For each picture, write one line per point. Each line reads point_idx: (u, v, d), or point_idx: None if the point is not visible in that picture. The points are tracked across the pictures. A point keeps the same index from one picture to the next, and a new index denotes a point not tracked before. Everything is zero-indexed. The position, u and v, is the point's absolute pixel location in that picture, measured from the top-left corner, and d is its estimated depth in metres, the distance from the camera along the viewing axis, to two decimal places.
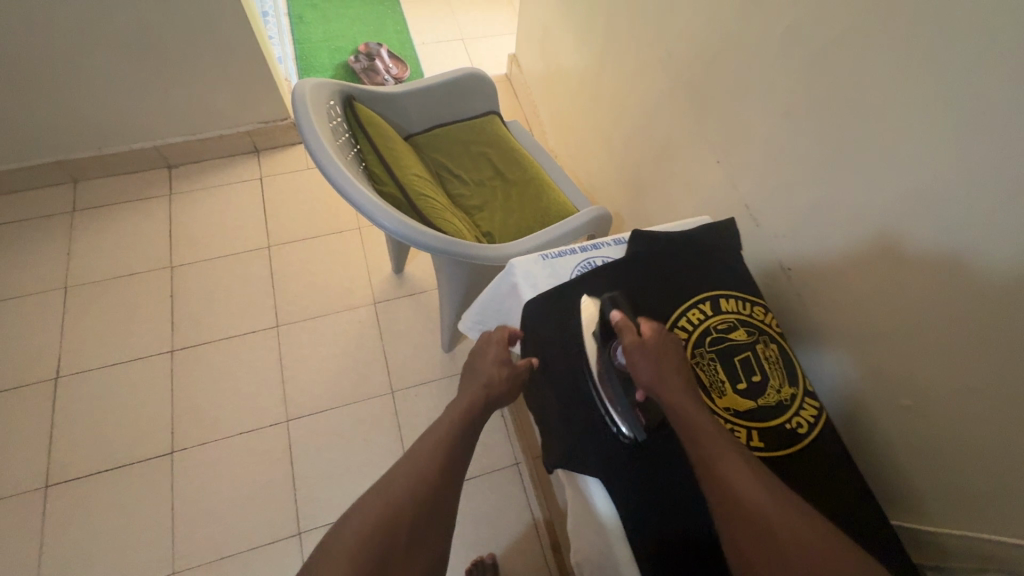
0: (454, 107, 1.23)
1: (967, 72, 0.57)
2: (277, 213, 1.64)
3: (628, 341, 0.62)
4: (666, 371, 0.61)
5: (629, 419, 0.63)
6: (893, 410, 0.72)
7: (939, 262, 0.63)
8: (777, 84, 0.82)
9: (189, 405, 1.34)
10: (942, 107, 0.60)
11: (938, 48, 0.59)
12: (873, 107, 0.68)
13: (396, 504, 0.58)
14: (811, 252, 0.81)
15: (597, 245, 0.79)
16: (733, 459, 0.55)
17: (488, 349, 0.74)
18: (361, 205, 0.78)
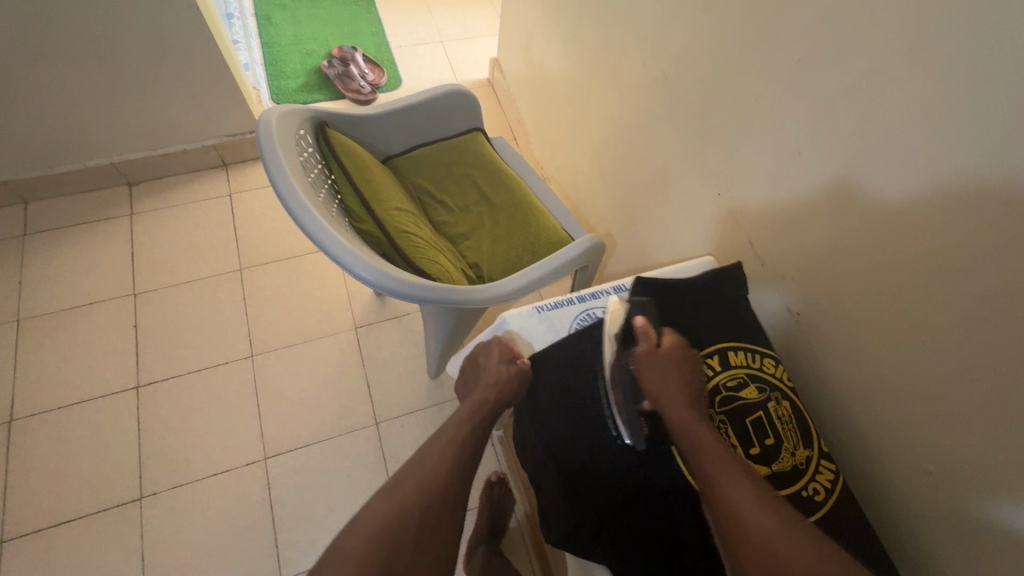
0: (436, 126, 1.15)
1: (984, 119, 0.53)
2: (249, 232, 1.55)
3: (646, 349, 0.61)
4: (678, 379, 0.60)
5: (632, 426, 0.61)
6: (912, 468, 0.67)
7: (953, 296, 0.59)
8: (780, 116, 0.78)
9: (157, 445, 1.26)
10: (955, 152, 0.56)
11: (952, 92, 0.56)
12: (881, 145, 0.64)
13: (394, 532, 0.52)
14: (818, 297, 0.76)
15: (596, 293, 0.74)
16: (732, 466, 0.52)
17: (488, 351, 0.68)
18: (338, 255, 0.71)
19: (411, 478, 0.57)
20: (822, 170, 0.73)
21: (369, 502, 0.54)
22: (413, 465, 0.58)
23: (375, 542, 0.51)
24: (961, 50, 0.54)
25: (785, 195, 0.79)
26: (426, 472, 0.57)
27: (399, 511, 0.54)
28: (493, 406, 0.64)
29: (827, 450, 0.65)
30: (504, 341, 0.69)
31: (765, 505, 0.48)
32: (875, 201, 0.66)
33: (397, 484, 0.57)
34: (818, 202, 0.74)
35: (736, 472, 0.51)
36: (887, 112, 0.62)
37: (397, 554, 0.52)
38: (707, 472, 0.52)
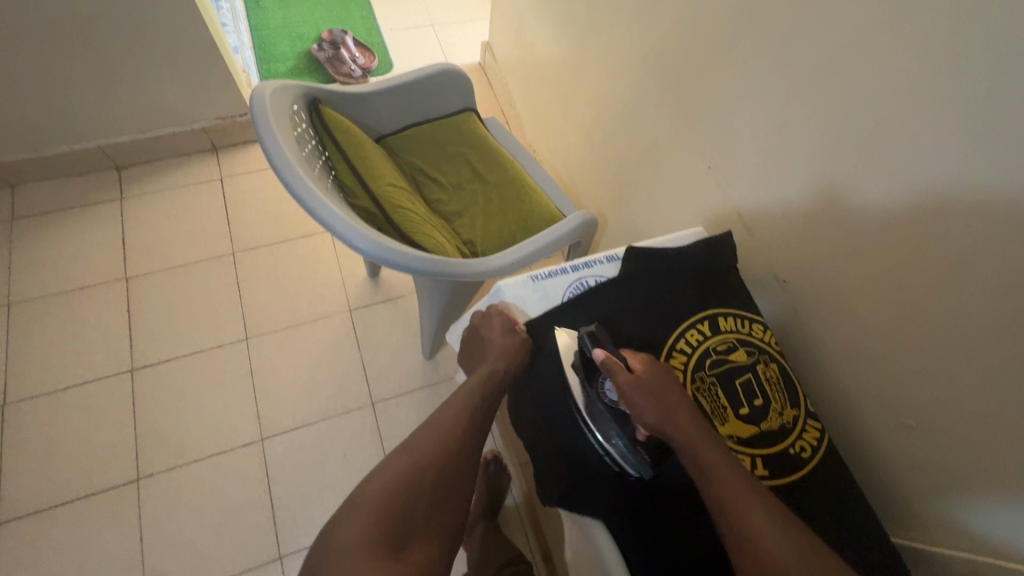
0: (429, 104, 1.16)
1: (977, 137, 0.54)
2: (241, 216, 1.54)
3: (618, 379, 0.58)
4: (665, 405, 0.57)
5: (629, 456, 0.59)
6: (894, 427, 0.70)
7: (942, 269, 0.60)
8: (774, 111, 0.78)
9: (153, 427, 1.26)
10: (948, 168, 0.57)
11: (945, 106, 0.56)
12: (874, 151, 0.65)
13: (403, 496, 0.56)
14: (806, 270, 0.78)
15: (589, 262, 0.74)
16: (747, 495, 0.53)
17: (486, 323, 0.68)
18: (337, 229, 0.72)
19: (420, 445, 0.60)
20: (813, 174, 0.74)
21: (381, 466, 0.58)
22: (424, 431, 0.61)
23: (388, 508, 0.55)
24: (956, 64, 0.55)
25: (780, 199, 0.80)
26: (433, 443, 0.60)
27: (408, 479, 0.57)
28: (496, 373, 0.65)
29: (814, 410, 0.67)
30: (503, 311, 0.68)
31: (783, 537, 0.50)
32: (864, 207, 0.68)
33: (408, 448, 0.60)
34: (809, 206, 0.75)
35: (751, 500, 0.52)
36: (880, 120, 0.63)
37: (409, 519, 0.56)
38: (725, 506, 0.52)
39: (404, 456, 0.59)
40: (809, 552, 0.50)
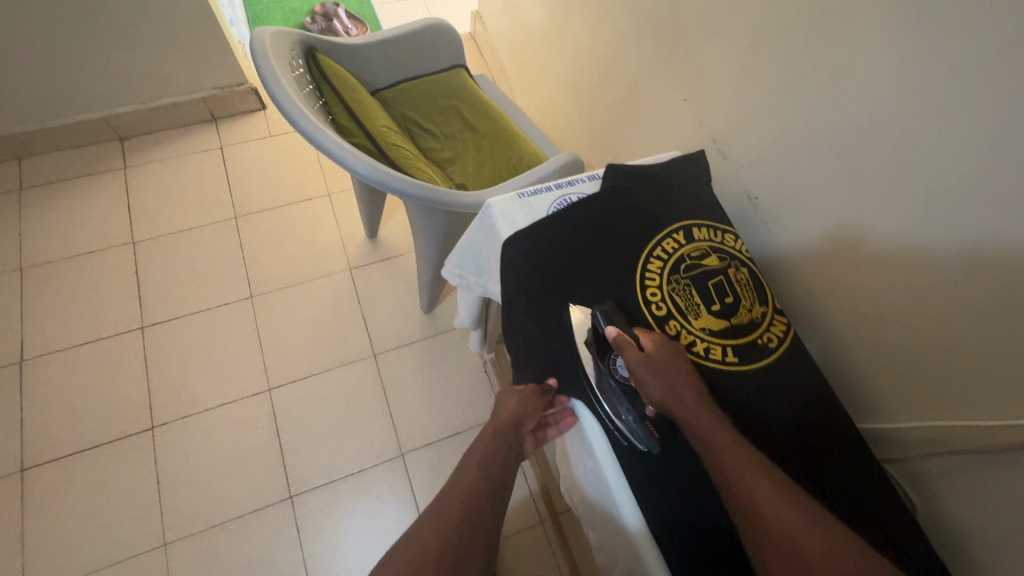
0: (420, 60, 1.21)
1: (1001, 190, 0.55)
2: (241, 182, 1.59)
3: (627, 354, 0.60)
4: (673, 381, 0.58)
5: (640, 432, 0.61)
6: (855, 323, 0.74)
7: (905, 184, 0.64)
8: (785, 138, 0.79)
9: (165, 380, 1.32)
10: (975, 222, 0.57)
11: (969, 156, 0.57)
12: (894, 196, 0.65)
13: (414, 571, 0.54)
14: (810, 269, 0.79)
15: (572, 182, 0.79)
16: (752, 468, 0.52)
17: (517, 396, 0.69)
18: (336, 153, 0.77)
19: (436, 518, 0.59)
20: (827, 211, 0.74)
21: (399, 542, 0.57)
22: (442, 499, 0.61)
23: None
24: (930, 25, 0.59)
25: (794, 232, 0.80)
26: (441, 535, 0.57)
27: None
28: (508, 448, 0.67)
29: (780, 307, 0.73)
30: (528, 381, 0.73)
31: (796, 514, 0.49)
32: (883, 250, 0.68)
33: (423, 527, 0.58)
34: (825, 242, 0.76)
35: (757, 473, 0.52)
36: (899, 164, 0.64)
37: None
38: (729, 479, 0.52)
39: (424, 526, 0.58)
40: (828, 532, 0.48)
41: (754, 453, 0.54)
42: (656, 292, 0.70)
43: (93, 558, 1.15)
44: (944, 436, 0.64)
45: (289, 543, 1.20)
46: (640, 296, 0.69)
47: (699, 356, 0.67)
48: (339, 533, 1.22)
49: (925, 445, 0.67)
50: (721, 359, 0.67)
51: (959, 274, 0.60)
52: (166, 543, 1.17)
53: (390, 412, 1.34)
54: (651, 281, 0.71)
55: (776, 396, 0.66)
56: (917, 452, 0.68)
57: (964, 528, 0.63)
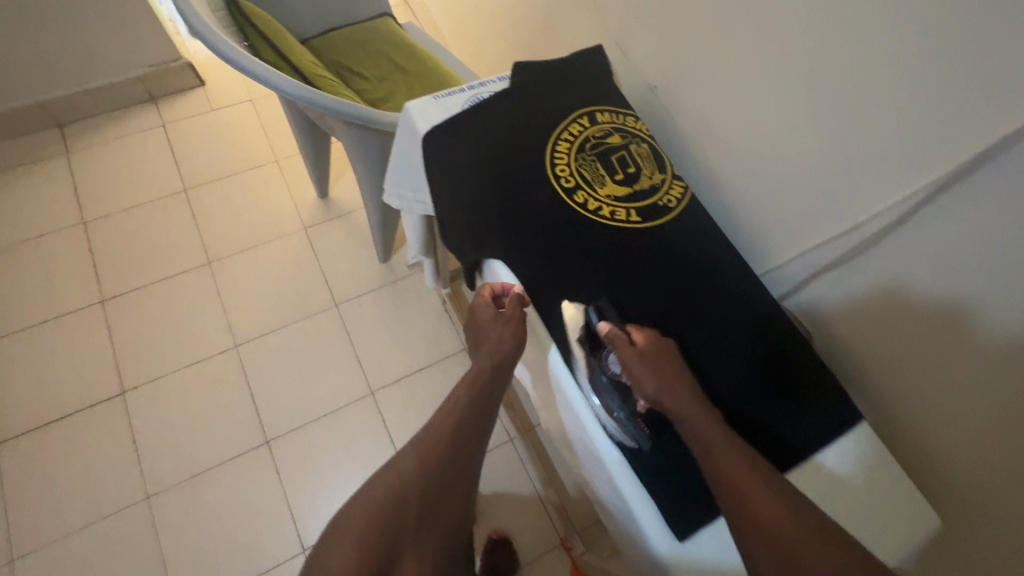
0: (345, 9, 1.25)
1: (990, 99, 0.54)
2: (188, 157, 1.61)
3: (619, 349, 0.66)
4: (665, 379, 0.64)
5: (631, 428, 0.66)
6: (745, 182, 0.82)
7: (893, 166, 0.64)
8: (790, 160, 0.75)
9: (131, 347, 1.35)
10: (962, 147, 0.57)
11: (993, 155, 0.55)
12: (891, 158, 0.64)
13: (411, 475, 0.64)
14: (856, 325, 0.73)
15: (484, 83, 0.85)
16: (745, 464, 0.58)
17: (500, 325, 0.73)
18: (261, 77, 0.86)
19: (432, 431, 0.68)
20: (871, 264, 0.70)
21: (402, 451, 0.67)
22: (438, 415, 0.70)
23: (377, 527, 0.60)
24: None
25: (832, 284, 0.75)
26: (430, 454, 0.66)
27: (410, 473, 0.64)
28: (496, 370, 0.74)
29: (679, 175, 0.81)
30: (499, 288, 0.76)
31: (786, 511, 0.55)
32: (939, 303, 0.63)
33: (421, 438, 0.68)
34: (870, 295, 0.71)
35: (749, 468, 0.58)
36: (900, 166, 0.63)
37: (394, 531, 0.60)
38: (721, 470, 0.59)
39: (421, 438, 0.68)
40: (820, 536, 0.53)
41: (744, 446, 0.60)
42: (565, 168, 0.77)
43: (77, 517, 1.19)
44: (823, 258, 0.74)
45: (272, 484, 1.25)
46: (550, 173, 0.77)
47: (606, 219, 0.75)
48: (319, 470, 1.28)
49: (804, 268, 0.77)
50: (625, 219, 0.75)
51: (861, 147, 0.67)
52: (149, 496, 1.21)
53: (357, 356, 1.40)
54: (560, 159, 0.78)
55: (675, 246, 0.75)
56: (799, 276, 0.78)
57: (849, 337, 0.75)
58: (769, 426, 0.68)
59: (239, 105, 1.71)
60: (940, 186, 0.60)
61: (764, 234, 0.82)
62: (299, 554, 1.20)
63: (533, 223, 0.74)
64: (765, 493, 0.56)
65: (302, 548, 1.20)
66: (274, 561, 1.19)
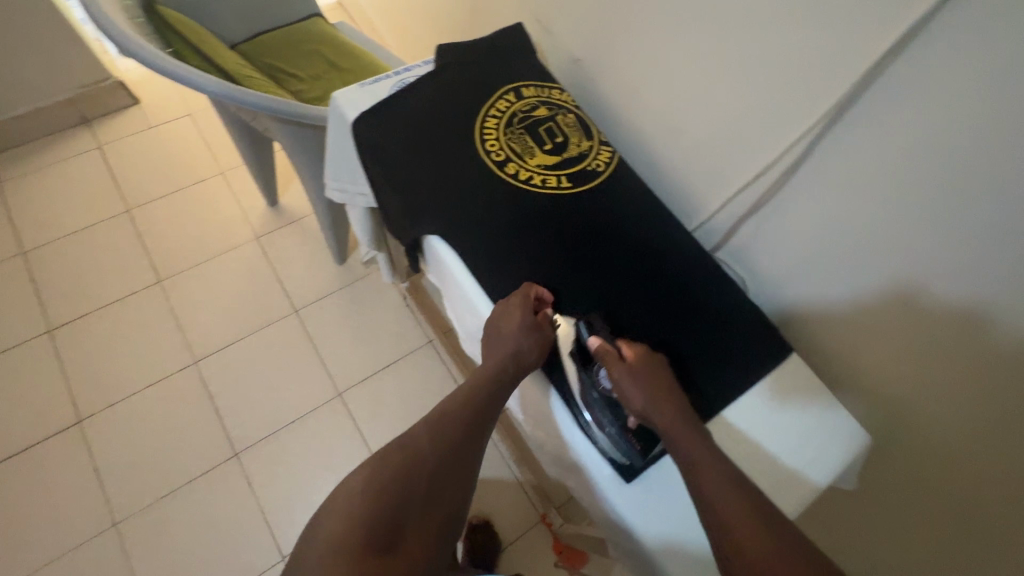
0: (272, 12, 1.25)
1: (872, 32, 0.58)
2: (129, 177, 1.58)
3: (609, 364, 0.65)
4: (654, 394, 0.63)
5: (622, 444, 0.65)
6: (671, 142, 0.86)
7: (879, 166, 0.63)
8: (742, 142, 0.76)
9: (85, 375, 1.31)
10: (833, 83, 0.63)
11: (883, 110, 0.60)
12: (780, 102, 0.69)
13: (420, 460, 0.63)
14: (854, 330, 0.74)
15: (410, 69, 0.86)
16: (730, 490, 0.56)
17: (523, 333, 0.67)
18: (187, 79, 0.86)
19: (444, 420, 0.67)
20: (869, 266, 0.69)
21: (413, 434, 0.65)
22: (450, 402, 0.69)
23: (381, 511, 0.59)
24: None
25: (825, 293, 0.75)
26: (438, 455, 0.64)
27: (420, 458, 0.63)
28: (512, 380, 0.69)
29: (607, 141, 0.84)
30: (535, 292, 0.70)
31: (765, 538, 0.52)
32: (952, 310, 0.62)
33: (434, 424, 0.67)
34: (871, 306, 0.70)
35: (734, 494, 0.55)
36: (886, 167, 0.62)
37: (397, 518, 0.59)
38: (705, 496, 0.56)
39: (431, 424, 0.66)
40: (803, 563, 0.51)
41: (730, 469, 0.58)
42: (494, 142, 0.80)
43: (41, 552, 1.15)
44: (743, 202, 0.79)
45: (244, 495, 1.23)
46: (480, 148, 0.79)
47: (538, 187, 0.78)
48: (293, 476, 1.26)
49: (733, 213, 0.81)
50: (556, 186, 0.78)
51: (776, 92, 0.69)
52: (117, 522, 1.18)
53: (321, 360, 1.39)
54: (489, 134, 0.80)
55: (607, 208, 0.78)
56: (727, 222, 0.82)
57: (771, 273, 0.81)
58: (717, 374, 0.71)
59: (177, 121, 1.68)
60: (825, 124, 0.65)
61: (692, 192, 0.86)
62: (279, 562, 1.18)
63: (469, 199, 0.76)
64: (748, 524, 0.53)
65: (281, 555, 1.19)
66: (253, 572, 1.17)
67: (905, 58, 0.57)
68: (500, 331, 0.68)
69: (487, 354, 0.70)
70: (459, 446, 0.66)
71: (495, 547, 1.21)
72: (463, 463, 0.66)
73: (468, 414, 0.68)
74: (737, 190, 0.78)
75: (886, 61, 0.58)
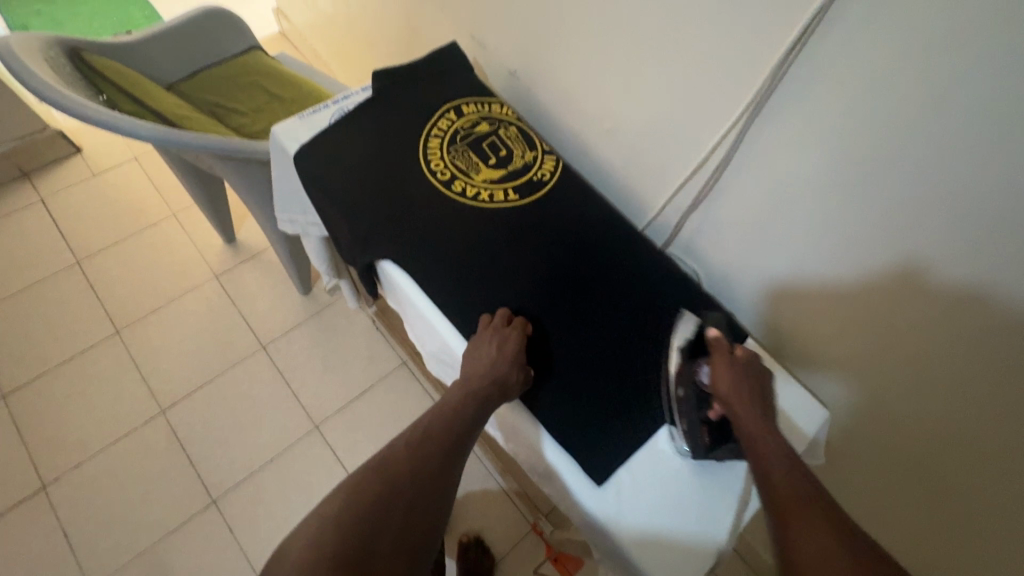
0: (208, 48, 1.23)
1: (777, 25, 0.60)
2: (76, 228, 1.53)
3: (717, 354, 0.64)
4: (749, 393, 0.61)
5: (694, 433, 0.65)
6: (614, 145, 0.88)
7: (837, 157, 0.62)
8: (680, 138, 0.77)
9: (46, 437, 1.26)
10: (753, 75, 0.65)
11: (813, 101, 0.61)
12: (705, 98, 0.71)
13: (393, 477, 0.59)
14: (814, 315, 0.76)
15: (348, 96, 0.86)
16: (801, 491, 0.52)
17: (507, 361, 0.67)
18: (119, 126, 0.84)
19: (422, 440, 0.64)
20: (853, 258, 0.67)
21: (389, 453, 0.62)
22: (427, 423, 0.66)
23: (350, 527, 0.53)
24: None
25: (781, 279, 0.78)
26: (415, 472, 0.60)
27: (394, 475, 0.59)
28: (494, 405, 0.67)
29: (550, 149, 0.86)
30: (519, 323, 0.71)
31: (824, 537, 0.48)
32: (947, 292, 0.60)
33: (410, 443, 0.63)
34: (866, 296, 0.69)
35: (800, 493, 0.52)
36: (842, 160, 0.62)
37: (369, 534, 0.54)
38: (771, 491, 0.53)
39: (408, 444, 0.63)
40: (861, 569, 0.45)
41: (807, 477, 0.53)
42: (439, 161, 0.80)
43: None
44: (685, 197, 0.82)
45: (225, 542, 1.20)
46: (426, 169, 0.79)
47: (486, 201, 0.79)
48: (275, 517, 1.23)
49: (678, 208, 0.84)
50: (504, 199, 0.79)
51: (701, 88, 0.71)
52: None
53: (294, 393, 1.37)
54: (433, 153, 0.80)
55: (556, 215, 0.79)
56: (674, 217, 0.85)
57: (721, 263, 0.84)
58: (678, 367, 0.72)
59: (122, 165, 1.64)
60: (750, 114, 0.68)
61: (639, 191, 0.88)
62: None
63: (419, 219, 0.76)
64: (805, 515, 0.50)
65: None
66: None
67: (811, 48, 0.59)
68: (487, 353, 0.67)
69: (465, 375, 0.69)
70: (436, 464, 0.62)
71: (489, 563, 1.21)
72: (443, 486, 0.61)
73: (446, 433, 0.65)
74: (678, 186, 0.81)
75: (795, 52, 0.60)
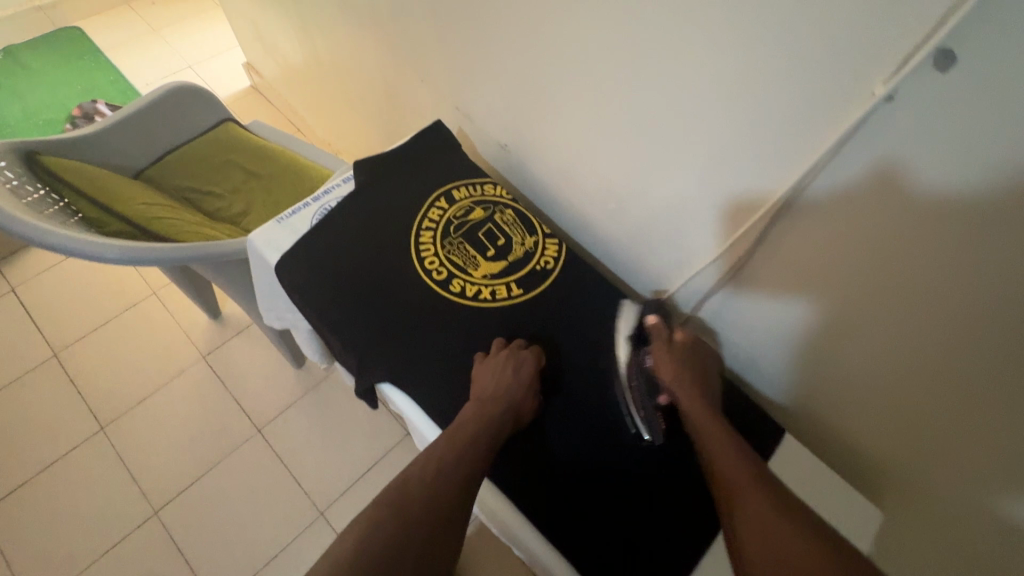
0: (177, 127, 1.17)
1: (805, 129, 0.55)
2: (51, 317, 1.45)
3: (657, 341, 0.68)
4: (687, 375, 0.65)
5: (648, 420, 0.66)
6: (618, 218, 0.83)
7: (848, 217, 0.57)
8: (695, 219, 0.72)
9: (31, 554, 1.18)
10: (780, 176, 0.60)
11: (839, 188, 0.56)
12: (718, 181, 0.66)
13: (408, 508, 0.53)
14: (834, 390, 0.72)
15: (329, 189, 0.80)
16: (744, 465, 0.54)
17: (522, 386, 0.64)
18: (83, 248, 0.77)
19: (435, 466, 0.58)
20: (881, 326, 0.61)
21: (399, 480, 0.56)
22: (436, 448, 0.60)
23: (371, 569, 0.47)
24: (745, 49, 0.54)
25: (799, 361, 0.74)
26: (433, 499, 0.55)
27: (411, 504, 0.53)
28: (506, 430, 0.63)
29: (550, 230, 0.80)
30: (534, 350, 0.69)
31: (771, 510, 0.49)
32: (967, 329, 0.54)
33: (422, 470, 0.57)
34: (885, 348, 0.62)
35: (744, 467, 0.54)
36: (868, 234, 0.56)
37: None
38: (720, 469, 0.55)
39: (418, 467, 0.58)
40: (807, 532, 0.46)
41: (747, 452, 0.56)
42: (433, 259, 0.74)
43: None
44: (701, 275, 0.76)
45: None
46: (419, 269, 0.73)
47: (488, 300, 0.73)
48: None
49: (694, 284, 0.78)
50: (507, 296, 0.73)
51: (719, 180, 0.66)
52: None
53: (295, 478, 1.29)
54: (426, 251, 0.74)
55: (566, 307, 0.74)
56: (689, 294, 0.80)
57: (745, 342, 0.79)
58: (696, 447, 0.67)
59: None
60: (773, 217, 0.63)
61: (649, 264, 0.83)
62: None
63: (418, 327, 0.70)
64: (751, 487, 0.52)
65: None
66: None
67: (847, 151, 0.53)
68: (503, 374, 0.64)
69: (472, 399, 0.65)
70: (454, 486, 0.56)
71: None
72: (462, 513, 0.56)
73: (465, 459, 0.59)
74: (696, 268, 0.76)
75: (822, 162, 0.55)
